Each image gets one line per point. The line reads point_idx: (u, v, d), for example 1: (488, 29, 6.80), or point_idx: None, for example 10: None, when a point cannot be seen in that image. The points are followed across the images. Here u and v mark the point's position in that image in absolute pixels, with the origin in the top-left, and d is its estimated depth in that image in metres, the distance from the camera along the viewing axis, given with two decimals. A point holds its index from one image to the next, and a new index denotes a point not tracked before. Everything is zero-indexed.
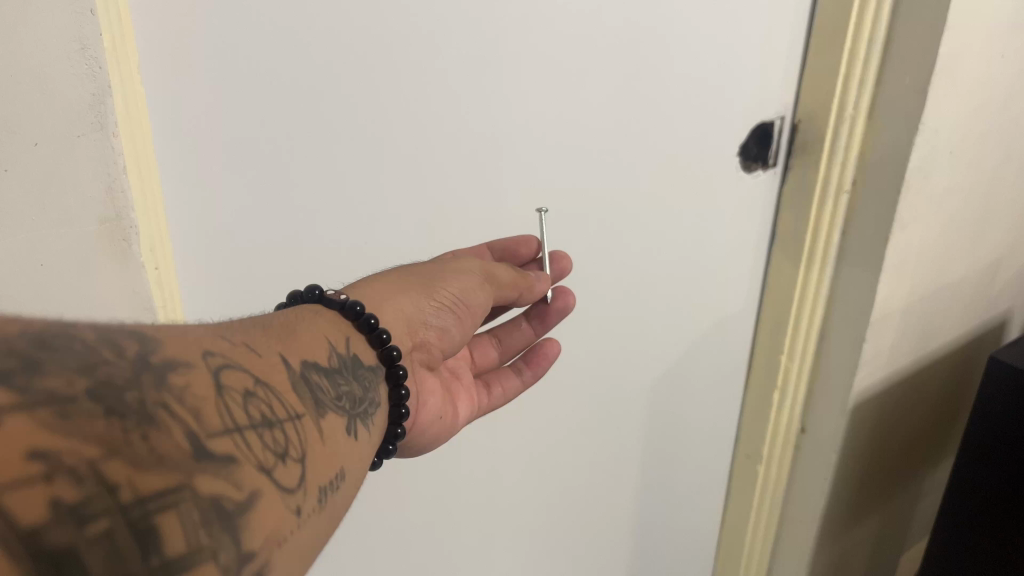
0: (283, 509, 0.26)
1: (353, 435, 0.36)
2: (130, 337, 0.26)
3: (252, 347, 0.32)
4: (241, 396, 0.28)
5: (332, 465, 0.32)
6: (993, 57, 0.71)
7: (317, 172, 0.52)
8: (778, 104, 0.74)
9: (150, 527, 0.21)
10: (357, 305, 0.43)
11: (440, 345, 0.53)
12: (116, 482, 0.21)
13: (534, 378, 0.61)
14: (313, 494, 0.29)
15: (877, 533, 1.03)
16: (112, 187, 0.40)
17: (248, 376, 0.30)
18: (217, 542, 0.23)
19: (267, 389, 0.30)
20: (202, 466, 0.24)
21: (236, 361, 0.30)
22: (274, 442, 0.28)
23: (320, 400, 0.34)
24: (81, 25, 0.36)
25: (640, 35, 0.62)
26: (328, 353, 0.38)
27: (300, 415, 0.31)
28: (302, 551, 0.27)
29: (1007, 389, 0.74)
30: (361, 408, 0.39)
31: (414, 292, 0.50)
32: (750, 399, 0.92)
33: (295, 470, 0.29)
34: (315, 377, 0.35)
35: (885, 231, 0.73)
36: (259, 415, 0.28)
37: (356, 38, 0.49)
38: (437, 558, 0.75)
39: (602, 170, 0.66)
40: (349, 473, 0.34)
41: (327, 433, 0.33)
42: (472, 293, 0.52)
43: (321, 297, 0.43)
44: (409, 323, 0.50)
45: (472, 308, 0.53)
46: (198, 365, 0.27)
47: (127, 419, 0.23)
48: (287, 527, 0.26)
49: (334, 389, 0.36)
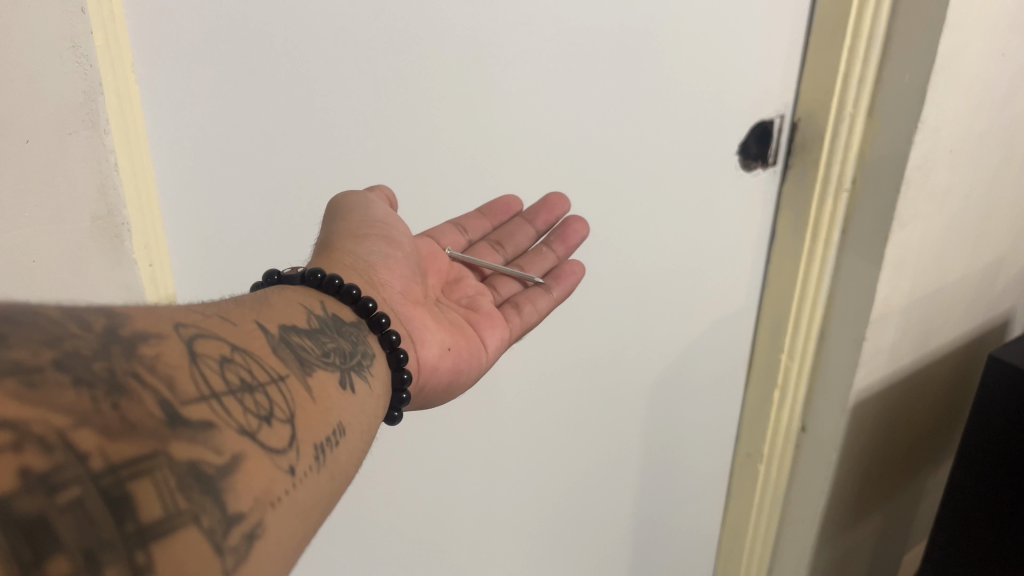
0: (272, 470, 0.27)
1: (349, 389, 0.37)
2: (99, 313, 0.26)
3: (227, 318, 0.33)
4: (217, 363, 0.29)
5: (328, 422, 0.33)
6: (994, 56, 0.70)
7: (314, 166, 0.52)
8: (777, 103, 0.74)
9: (125, 493, 0.22)
10: (317, 272, 0.43)
11: (397, 273, 0.52)
12: (86, 451, 0.21)
13: (564, 292, 0.61)
14: (308, 452, 0.30)
15: (878, 533, 1.03)
16: (105, 184, 0.40)
17: (223, 344, 0.31)
18: (198, 506, 0.23)
19: (245, 354, 0.31)
20: (177, 433, 0.24)
21: (209, 330, 0.31)
22: (257, 406, 0.29)
23: (305, 361, 0.35)
24: (73, 23, 0.36)
25: (640, 34, 0.62)
26: (307, 317, 0.39)
27: (283, 377, 0.32)
28: (300, 510, 0.28)
29: (1008, 388, 0.73)
30: (353, 360, 0.40)
31: (342, 244, 0.49)
32: (751, 398, 0.92)
33: (283, 430, 0.29)
34: (297, 340, 0.36)
35: (885, 228, 0.73)
36: (237, 379, 0.29)
37: (354, 35, 0.50)
38: (436, 554, 0.75)
39: (602, 168, 0.67)
40: (351, 427, 0.35)
41: (318, 392, 0.34)
42: (386, 213, 0.51)
43: (279, 279, 0.44)
44: (361, 272, 0.49)
45: (397, 225, 0.52)
46: (169, 336, 0.28)
47: (97, 389, 0.23)
48: (280, 486, 0.27)
49: (318, 347, 0.37)
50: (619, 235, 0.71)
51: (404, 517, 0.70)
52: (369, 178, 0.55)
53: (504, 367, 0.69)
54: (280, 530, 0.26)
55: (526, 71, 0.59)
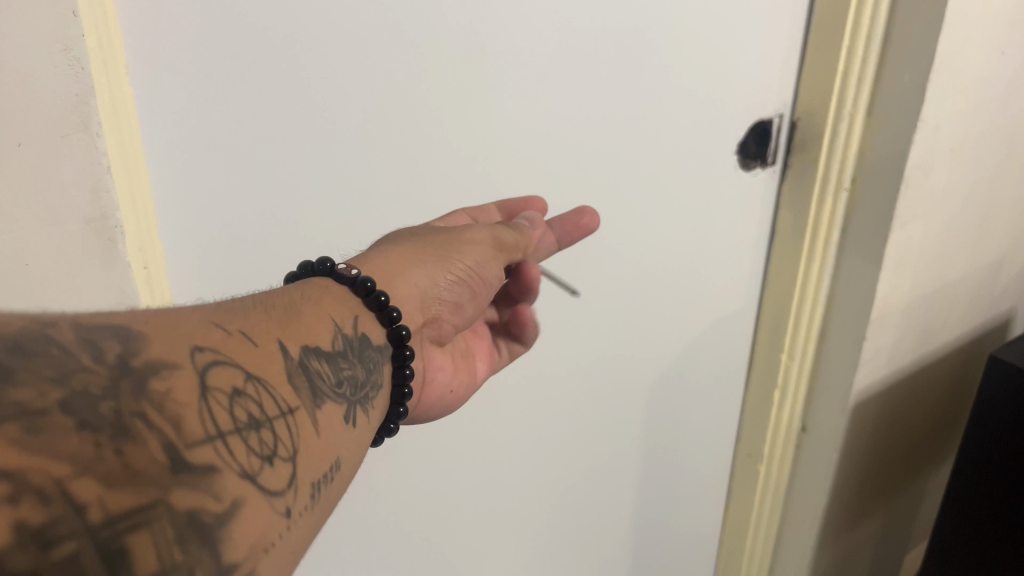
0: (269, 515, 0.27)
1: (351, 423, 0.36)
2: (110, 338, 0.26)
3: (248, 337, 0.32)
4: (227, 398, 0.28)
5: (328, 458, 0.33)
6: (994, 53, 0.70)
7: (309, 175, 0.52)
8: (776, 102, 0.74)
9: (121, 548, 0.21)
10: (368, 281, 0.43)
11: (453, 318, 0.53)
12: (85, 502, 0.21)
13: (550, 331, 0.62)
14: (305, 492, 0.30)
15: (880, 531, 1.03)
16: (97, 187, 0.40)
17: (238, 372, 0.30)
18: (194, 558, 0.23)
19: (259, 384, 0.31)
20: (180, 479, 0.24)
21: (226, 356, 0.30)
22: (260, 445, 0.28)
23: (317, 390, 0.34)
24: (65, 25, 0.36)
25: (638, 35, 0.62)
26: (332, 337, 0.39)
27: (293, 410, 0.32)
28: (291, 554, 0.28)
29: (1010, 389, 0.73)
30: (362, 392, 0.39)
31: (428, 265, 0.49)
32: (751, 398, 0.92)
33: (283, 470, 0.29)
34: (315, 365, 0.35)
35: (885, 228, 0.73)
36: (245, 416, 0.28)
37: (348, 43, 0.49)
38: (435, 559, 0.75)
39: (601, 171, 0.66)
40: (345, 463, 0.35)
41: (323, 426, 0.33)
42: (486, 265, 0.52)
43: (332, 270, 0.43)
44: (423, 297, 0.49)
45: (486, 278, 0.52)
46: (183, 366, 0.27)
47: (101, 432, 0.23)
48: (275, 532, 0.27)
49: (334, 374, 0.37)
50: (617, 237, 0.70)
51: (403, 523, 0.70)
52: (365, 186, 0.55)
53: (502, 372, 0.68)
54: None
55: (522, 75, 0.58)
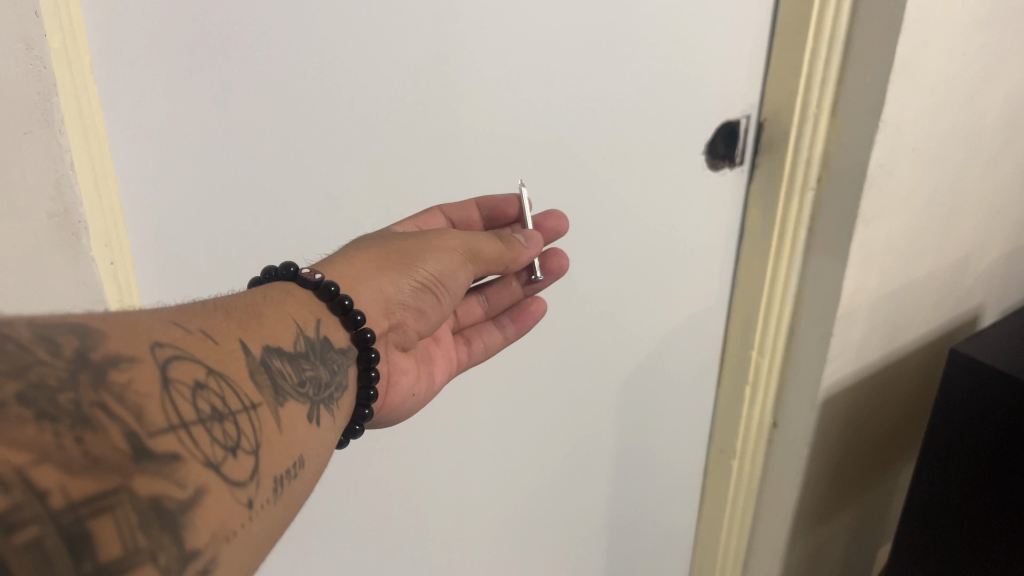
0: (230, 504, 0.27)
1: (314, 422, 0.37)
2: (70, 334, 0.26)
3: (209, 335, 0.33)
4: (189, 390, 0.28)
5: (290, 455, 0.33)
6: (952, 57, 0.72)
7: (279, 176, 0.52)
8: (743, 103, 0.75)
9: (83, 531, 0.22)
10: (332, 286, 0.44)
11: (419, 325, 0.54)
12: (46, 489, 0.22)
13: (518, 335, 0.62)
14: (267, 485, 0.30)
15: (852, 525, 1.05)
16: (61, 183, 0.40)
17: (200, 367, 0.30)
18: (156, 542, 0.23)
19: (220, 379, 0.31)
20: (142, 466, 0.24)
21: (187, 352, 0.30)
22: (223, 436, 0.29)
23: (279, 388, 0.35)
24: (25, 25, 0.36)
25: (608, 37, 0.63)
26: (295, 338, 0.39)
27: (255, 406, 0.32)
28: (254, 544, 0.28)
29: (972, 381, 0.75)
30: (327, 391, 0.40)
31: (393, 272, 0.50)
32: (724, 393, 0.93)
33: (246, 462, 0.29)
34: (277, 364, 0.36)
35: (850, 225, 0.74)
36: (207, 408, 0.29)
37: (313, 44, 0.50)
38: (412, 557, 0.75)
39: (573, 171, 0.67)
40: (310, 461, 0.35)
41: (285, 423, 0.34)
42: (452, 273, 0.52)
43: (296, 274, 0.44)
44: (386, 301, 0.50)
45: (452, 287, 0.53)
46: (143, 360, 0.28)
47: (60, 422, 0.23)
48: (236, 520, 0.27)
49: (296, 374, 0.37)
50: (591, 235, 0.71)
51: (378, 521, 0.70)
52: (334, 187, 0.55)
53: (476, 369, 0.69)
54: (233, 563, 0.26)
55: (493, 77, 0.59)
